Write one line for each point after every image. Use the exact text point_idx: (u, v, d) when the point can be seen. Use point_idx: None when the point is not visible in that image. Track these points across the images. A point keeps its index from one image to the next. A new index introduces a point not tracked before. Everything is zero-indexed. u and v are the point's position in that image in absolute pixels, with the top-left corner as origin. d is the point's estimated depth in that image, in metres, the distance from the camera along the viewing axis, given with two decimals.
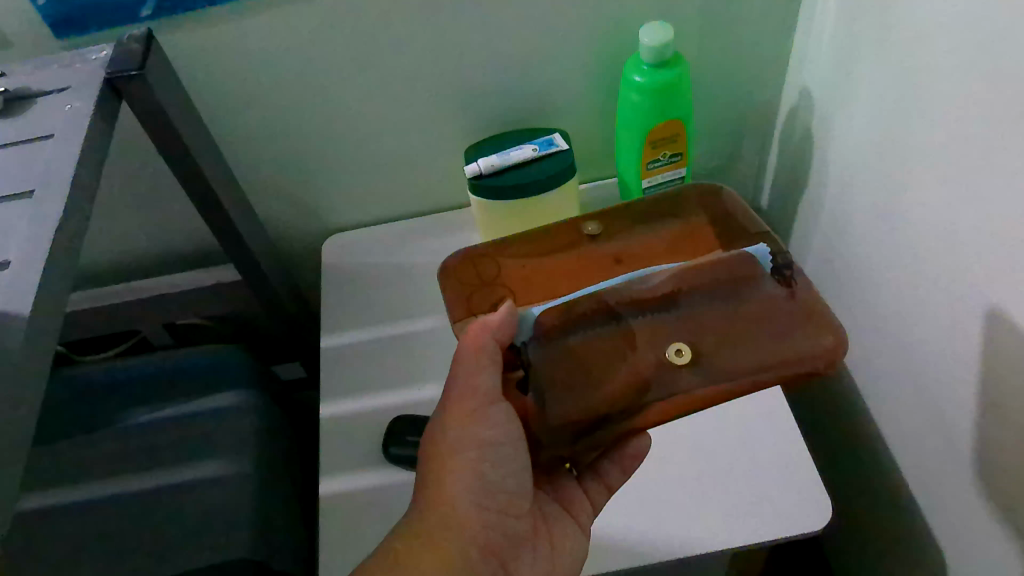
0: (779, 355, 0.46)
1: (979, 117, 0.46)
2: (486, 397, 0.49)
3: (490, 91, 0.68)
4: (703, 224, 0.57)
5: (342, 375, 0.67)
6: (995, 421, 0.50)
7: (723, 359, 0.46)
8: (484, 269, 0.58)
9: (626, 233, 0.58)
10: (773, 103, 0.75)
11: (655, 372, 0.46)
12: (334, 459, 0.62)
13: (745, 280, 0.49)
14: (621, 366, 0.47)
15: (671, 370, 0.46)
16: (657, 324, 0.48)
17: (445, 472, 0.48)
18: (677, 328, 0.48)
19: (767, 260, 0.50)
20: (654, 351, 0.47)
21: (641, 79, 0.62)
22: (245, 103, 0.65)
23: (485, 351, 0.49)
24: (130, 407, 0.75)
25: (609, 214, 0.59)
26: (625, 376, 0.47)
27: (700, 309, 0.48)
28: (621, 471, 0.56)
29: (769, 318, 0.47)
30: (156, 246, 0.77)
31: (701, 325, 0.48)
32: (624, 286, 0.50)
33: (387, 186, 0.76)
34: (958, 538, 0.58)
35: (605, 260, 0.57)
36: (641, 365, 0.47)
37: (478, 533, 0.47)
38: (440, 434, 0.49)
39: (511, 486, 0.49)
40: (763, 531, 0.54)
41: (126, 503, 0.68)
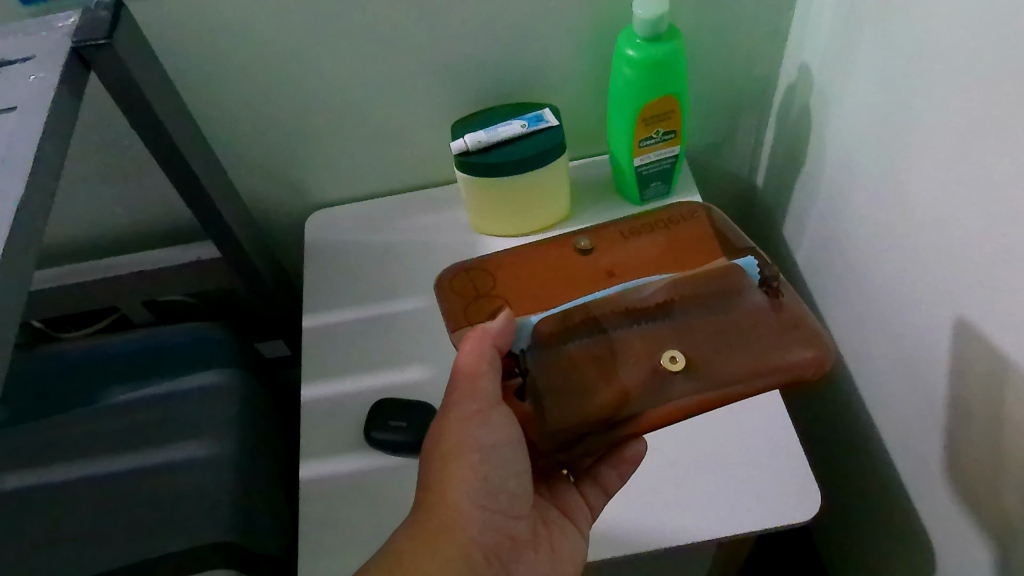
0: (766, 364, 0.45)
1: (980, 100, 0.44)
2: (487, 402, 0.47)
3: (477, 64, 0.66)
4: (690, 237, 0.55)
5: (323, 356, 0.66)
6: (990, 413, 0.49)
7: (716, 367, 0.45)
8: (480, 283, 0.56)
9: (617, 244, 0.56)
10: (771, 79, 0.73)
11: (649, 380, 0.45)
12: (316, 443, 0.61)
13: (734, 289, 0.48)
14: (614, 373, 0.46)
15: (666, 378, 0.45)
16: (651, 332, 0.47)
17: (445, 473, 0.46)
18: (672, 337, 0.47)
19: (754, 270, 0.49)
20: (647, 358, 0.46)
21: (633, 53, 0.59)
22: (222, 74, 0.63)
23: (485, 358, 0.48)
24: (109, 386, 0.73)
25: (599, 229, 0.57)
26: (620, 382, 0.46)
27: (693, 316, 0.47)
28: (619, 476, 0.54)
29: (757, 328, 0.46)
30: (133, 222, 0.74)
31: (696, 333, 0.46)
32: (618, 296, 0.48)
33: (371, 161, 0.73)
34: (946, 528, 0.57)
35: (598, 274, 0.55)
36: (637, 373, 0.46)
37: (479, 534, 0.46)
38: (443, 436, 0.47)
39: (513, 487, 0.48)
40: (749, 522, 0.53)
41: (105, 484, 0.67)
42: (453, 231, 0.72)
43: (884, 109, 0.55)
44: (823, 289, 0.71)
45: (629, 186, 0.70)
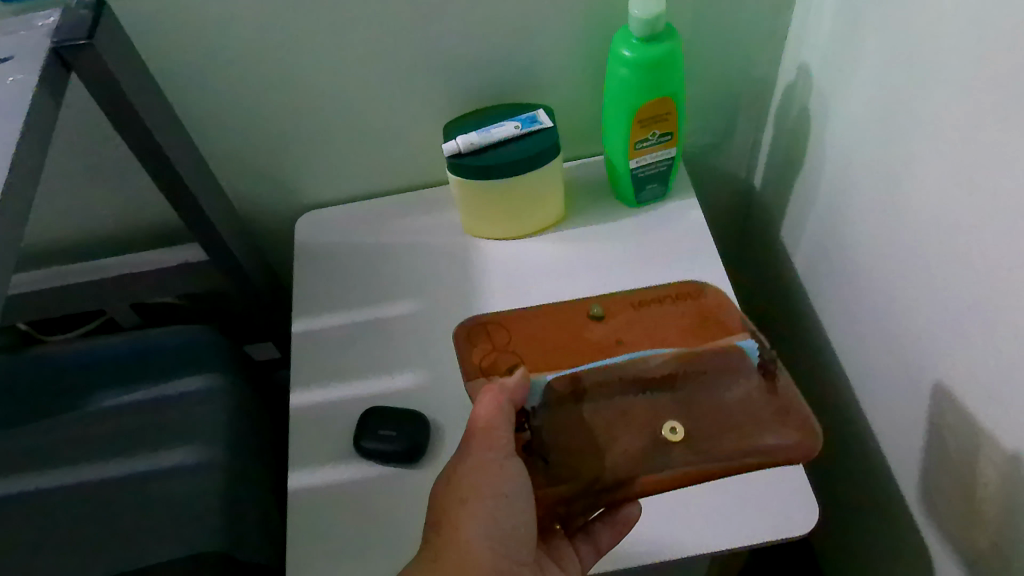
0: (755, 437, 0.50)
1: (991, 106, 0.43)
2: (503, 450, 0.48)
3: (470, 64, 0.64)
4: (694, 316, 0.61)
5: (312, 362, 0.64)
6: (994, 425, 0.48)
7: (714, 440, 0.50)
8: (496, 336, 0.61)
9: (627, 314, 0.62)
10: (770, 80, 0.71)
11: (650, 447, 0.50)
12: (304, 452, 0.59)
13: (734, 369, 0.53)
14: (620, 437, 0.50)
15: (667, 446, 0.50)
16: (655, 402, 0.51)
17: (460, 514, 0.46)
18: (675, 409, 0.51)
19: (755, 354, 0.53)
20: (652, 426, 0.51)
21: (630, 53, 0.58)
22: (209, 74, 0.61)
23: (502, 412, 0.49)
24: (95, 391, 0.72)
25: (610, 299, 0.63)
26: (625, 446, 0.50)
27: (697, 391, 0.52)
28: (613, 536, 0.52)
29: (754, 406, 0.51)
30: (119, 225, 0.73)
31: (697, 407, 0.51)
32: (627, 366, 0.53)
33: (362, 162, 0.72)
34: (947, 539, 0.56)
35: (606, 342, 0.60)
36: (641, 441, 0.50)
37: (489, 574, 0.45)
38: (455, 481, 0.47)
39: (523, 532, 0.47)
40: (747, 533, 0.52)
41: (91, 491, 0.66)
42: (445, 233, 0.71)
43: (886, 114, 0.54)
44: (821, 294, 0.70)
45: (625, 188, 0.68)
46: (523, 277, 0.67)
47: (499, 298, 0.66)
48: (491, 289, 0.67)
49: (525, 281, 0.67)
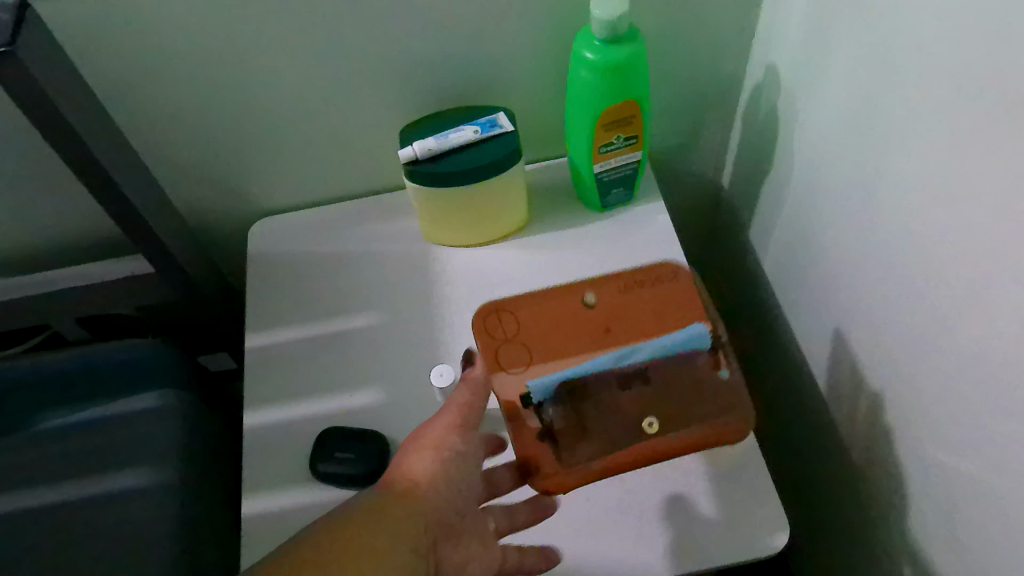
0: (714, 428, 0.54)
1: (965, 116, 0.42)
2: (467, 415, 0.48)
3: (426, 66, 0.61)
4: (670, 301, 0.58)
5: (268, 380, 0.62)
6: (971, 439, 0.47)
7: (681, 427, 0.53)
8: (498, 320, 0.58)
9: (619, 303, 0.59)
10: (737, 78, 0.70)
11: (630, 437, 0.53)
12: (258, 476, 0.57)
13: (696, 356, 0.55)
14: (602, 428, 0.53)
15: (643, 435, 0.53)
16: (635, 396, 0.54)
17: (415, 461, 0.45)
18: (649, 399, 0.54)
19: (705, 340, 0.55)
20: (631, 417, 0.54)
21: (592, 56, 0.55)
22: (149, 77, 0.58)
23: (474, 387, 0.49)
24: (41, 411, 0.69)
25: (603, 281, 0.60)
26: (610, 438, 0.53)
27: (667, 379, 0.55)
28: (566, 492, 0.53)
29: (713, 397, 0.54)
30: (59, 236, 0.69)
31: (668, 396, 0.54)
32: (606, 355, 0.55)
33: (317, 167, 0.69)
34: (920, 549, 0.56)
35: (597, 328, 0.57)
36: (621, 429, 0.53)
37: (438, 517, 0.43)
38: (417, 436, 0.47)
39: (469, 493, 0.47)
40: (714, 556, 0.52)
41: (38, 518, 0.63)
42: (406, 240, 0.68)
43: (857, 119, 0.53)
44: (791, 298, 0.69)
45: (589, 193, 0.66)
46: (486, 287, 0.65)
47: (461, 309, 0.63)
48: (453, 299, 0.64)
49: (488, 291, 0.64)
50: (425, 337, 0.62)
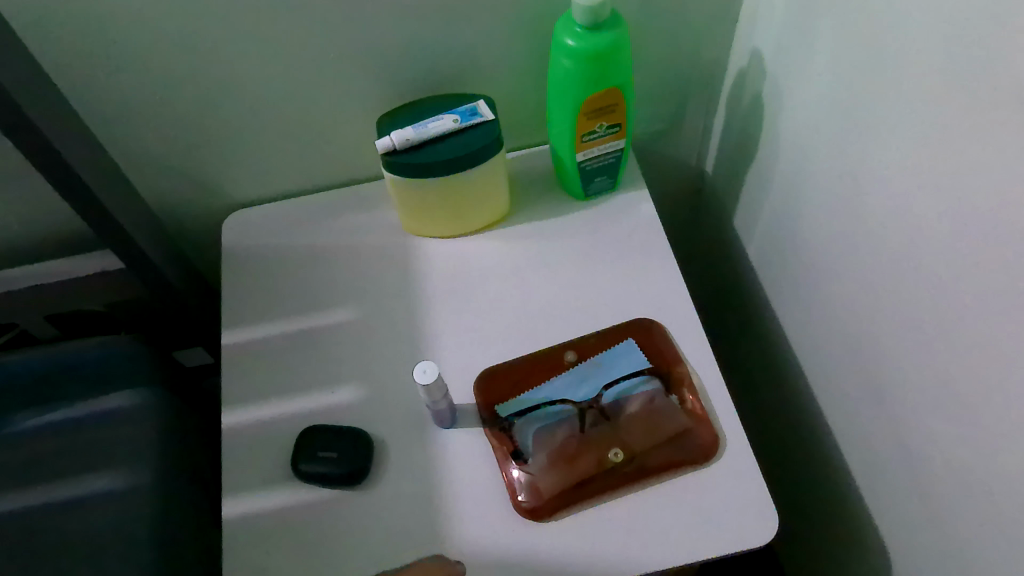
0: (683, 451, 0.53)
1: (953, 106, 0.41)
2: None
3: (402, 53, 0.60)
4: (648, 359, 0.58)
5: (245, 378, 0.60)
6: (958, 429, 0.46)
7: (651, 456, 0.53)
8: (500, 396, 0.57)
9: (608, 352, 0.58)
10: (720, 63, 0.68)
11: (600, 470, 0.53)
12: (237, 478, 0.56)
13: (658, 394, 0.56)
14: (576, 459, 0.53)
15: (614, 467, 0.53)
16: (601, 432, 0.55)
17: None
18: (617, 433, 0.55)
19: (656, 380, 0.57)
20: (600, 450, 0.54)
21: (574, 43, 0.54)
22: (113, 68, 0.55)
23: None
24: (9, 412, 0.67)
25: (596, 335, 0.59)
26: (581, 470, 0.53)
27: (632, 417, 0.55)
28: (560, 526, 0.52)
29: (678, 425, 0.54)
30: (22, 233, 0.66)
31: (635, 429, 0.55)
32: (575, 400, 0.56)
33: (292, 158, 0.67)
34: (907, 536, 0.56)
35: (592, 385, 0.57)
36: (593, 461, 0.53)
37: None
38: None
39: None
40: (704, 547, 0.50)
41: (9, 523, 0.61)
42: (385, 233, 0.67)
43: (843, 107, 0.52)
44: (775, 286, 0.68)
45: (572, 182, 0.65)
46: (469, 279, 0.63)
47: (443, 303, 0.62)
48: (435, 293, 0.63)
49: (470, 284, 0.63)
50: (407, 333, 0.61)
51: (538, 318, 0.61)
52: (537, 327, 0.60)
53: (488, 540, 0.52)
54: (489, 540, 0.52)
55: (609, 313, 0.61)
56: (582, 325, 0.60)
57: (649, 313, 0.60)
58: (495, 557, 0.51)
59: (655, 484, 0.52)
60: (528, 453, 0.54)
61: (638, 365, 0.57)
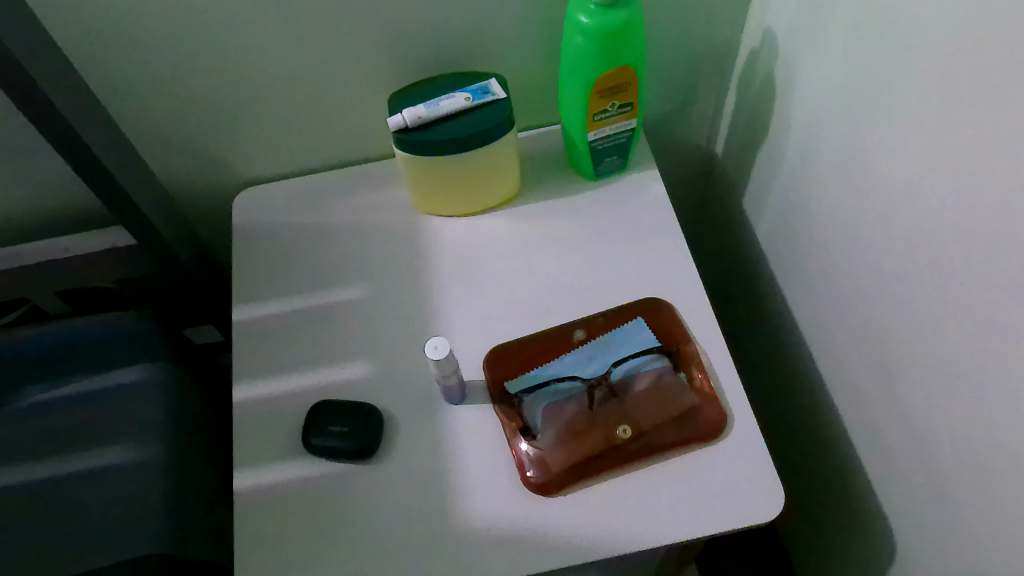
0: (691, 428, 0.54)
1: (965, 85, 0.41)
2: None
3: (415, 31, 0.60)
4: (657, 337, 0.58)
5: (256, 353, 0.61)
6: (964, 408, 0.47)
7: (660, 434, 0.54)
8: (510, 372, 0.57)
9: (617, 330, 0.59)
10: (733, 44, 0.68)
11: (608, 447, 0.53)
12: (248, 452, 0.56)
13: (666, 372, 0.56)
14: (584, 436, 0.54)
15: (622, 445, 0.53)
16: (609, 409, 0.55)
17: None
18: (625, 410, 0.55)
19: (664, 358, 0.57)
20: (608, 427, 0.54)
21: (587, 20, 0.54)
22: (126, 43, 0.55)
23: None
24: (23, 385, 0.67)
25: (605, 314, 0.60)
26: (590, 446, 0.53)
27: (640, 395, 0.55)
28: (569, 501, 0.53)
29: (686, 402, 0.55)
30: (35, 209, 0.67)
31: (643, 406, 0.55)
32: (583, 376, 0.57)
33: (303, 136, 0.67)
34: (912, 516, 0.56)
35: (601, 361, 0.57)
36: (601, 438, 0.54)
37: None
38: None
39: None
40: (710, 523, 0.51)
41: (24, 495, 0.62)
42: (395, 211, 0.67)
43: (856, 87, 0.52)
44: (785, 267, 0.68)
45: (582, 161, 0.65)
46: (479, 258, 0.64)
47: (453, 280, 0.63)
48: (445, 271, 0.63)
49: (480, 262, 0.63)
50: (417, 310, 0.61)
51: (547, 296, 0.61)
52: (547, 305, 0.61)
53: (496, 513, 0.52)
54: (496, 515, 0.52)
55: (618, 292, 0.61)
56: (591, 303, 0.61)
57: (658, 292, 0.61)
58: (502, 530, 0.51)
59: (663, 461, 0.53)
60: (537, 429, 0.55)
61: (648, 343, 0.58)
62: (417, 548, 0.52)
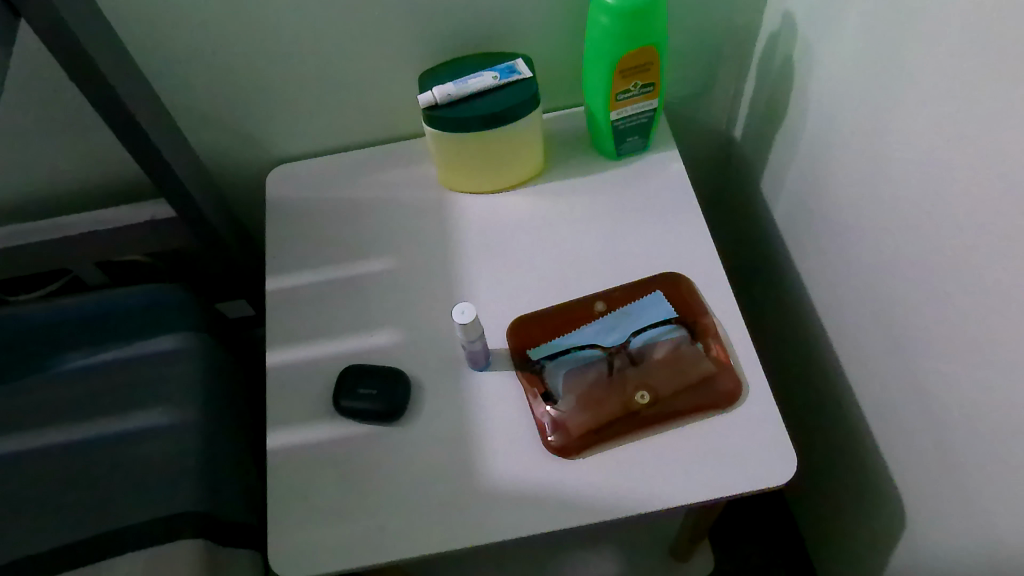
0: (707, 396, 0.56)
1: (977, 59, 0.43)
2: None
3: (445, 12, 0.62)
4: (675, 310, 0.60)
5: (288, 320, 0.63)
6: (973, 374, 0.48)
7: (677, 400, 0.56)
8: (533, 341, 0.60)
9: (636, 302, 0.61)
10: (752, 28, 0.70)
11: (627, 412, 0.55)
12: (282, 412, 0.59)
13: (683, 343, 0.58)
14: (604, 402, 0.56)
15: (640, 410, 0.55)
16: (628, 377, 0.57)
17: None
18: (643, 378, 0.57)
19: (681, 330, 0.59)
20: (627, 393, 0.56)
21: (612, 1, 0.56)
22: (171, 20, 0.58)
23: None
24: (62, 351, 0.70)
25: (624, 288, 0.62)
26: (609, 411, 0.55)
27: (658, 363, 0.57)
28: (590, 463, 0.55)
29: (703, 371, 0.57)
30: (78, 182, 0.70)
31: (661, 374, 0.57)
32: (603, 346, 0.59)
33: (335, 114, 0.70)
34: (922, 484, 0.58)
35: (620, 332, 0.59)
36: (620, 404, 0.56)
37: None
38: None
39: None
40: (726, 485, 0.52)
41: (63, 454, 0.65)
42: (422, 187, 0.69)
43: (872, 65, 0.53)
44: (801, 246, 0.70)
45: (604, 140, 0.67)
46: (503, 232, 0.66)
47: (479, 253, 0.65)
48: (471, 244, 0.66)
49: (505, 236, 0.66)
50: (443, 280, 0.64)
51: (570, 269, 0.63)
52: (569, 277, 0.63)
53: (518, 474, 0.54)
54: (519, 475, 0.54)
55: (638, 265, 0.63)
56: (612, 276, 0.63)
57: (677, 267, 0.63)
58: (524, 489, 0.54)
59: (681, 426, 0.55)
60: (558, 394, 0.57)
61: (666, 314, 0.60)
62: (442, 504, 0.54)
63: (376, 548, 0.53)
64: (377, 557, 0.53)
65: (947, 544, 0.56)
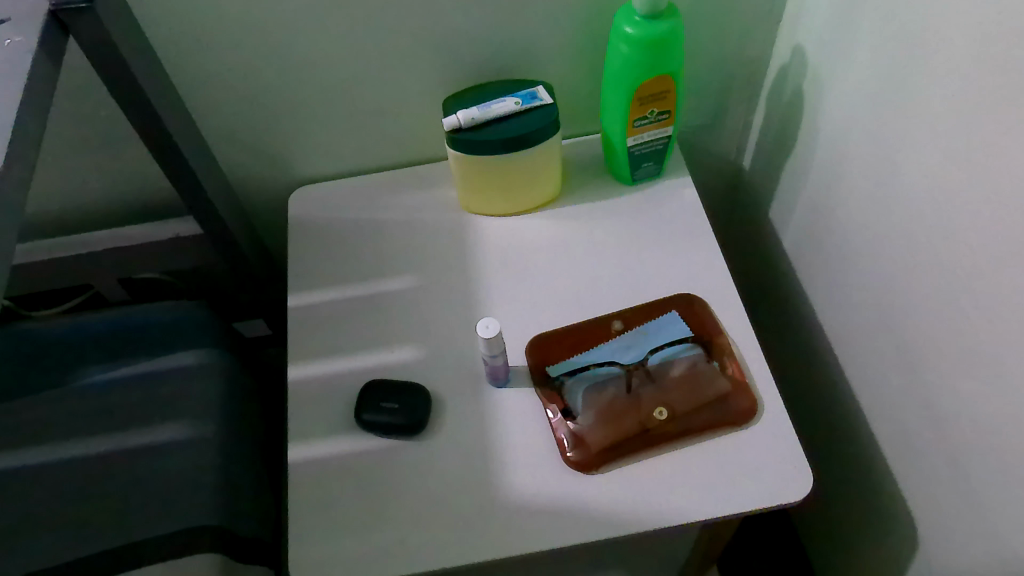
0: (724, 413, 0.57)
1: (982, 84, 0.45)
2: None
3: (469, 40, 0.64)
4: (691, 330, 0.61)
5: (310, 335, 0.64)
6: (981, 393, 0.50)
7: (694, 417, 0.57)
8: (552, 359, 0.61)
9: (652, 323, 0.62)
10: (763, 61, 0.73)
11: (645, 427, 0.56)
12: (305, 425, 0.60)
13: (699, 361, 0.59)
14: (623, 417, 0.57)
15: (658, 426, 0.56)
16: (646, 393, 0.58)
17: None
18: (660, 394, 0.58)
19: (696, 350, 0.60)
20: (644, 408, 0.57)
21: (632, 30, 0.59)
22: (208, 43, 0.60)
23: None
24: (84, 365, 0.71)
25: (641, 308, 0.63)
26: (628, 425, 0.56)
27: (674, 380, 0.58)
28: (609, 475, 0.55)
29: (719, 388, 0.58)
30: (107, 199, 0.71)
31: (678, 391, 0.58)
32: (621, 364, 0.60)
33: (359, 137, 0.72)
34: (932, 505, 0.59)
35: (637, 350, 0.60)
36: (638, 419, 0.57)
37: None
38: None
39: None
40: (742, 501, 0.53)
41: (82, 467, 0.65)
42: (442, 209, 0.71)
43: (880, 96, 0.56)
44: (811, 271, 0.72)
45: (621, 166, 0.69)
46: (521, 253, 0.67)
47: (499, 273, 0.66)
48: (490, 264, 0.67)
49: (524, 257, 0.67)
50: (464, 299, 0.65)
51: (588, 288, 0.65)
52: (588, 297, 0.64)
53: (539, 489, 0.55)
54: (539, 490, 0.55)
55: (654, 286, 0.65)
56: (629, 296, 0.64)
57: (692, 288, 0.64)
58: (545, 504, 0.54)
59: (698, 443, 0.56)
60: (577, 410, 0.58)
61: (682, 333, 0.61)
62: (463, 517, 0.54)
63: (399, 560, 0.53)
64: (400, 568, 0.53)
65: (958, 563, 0.56)
